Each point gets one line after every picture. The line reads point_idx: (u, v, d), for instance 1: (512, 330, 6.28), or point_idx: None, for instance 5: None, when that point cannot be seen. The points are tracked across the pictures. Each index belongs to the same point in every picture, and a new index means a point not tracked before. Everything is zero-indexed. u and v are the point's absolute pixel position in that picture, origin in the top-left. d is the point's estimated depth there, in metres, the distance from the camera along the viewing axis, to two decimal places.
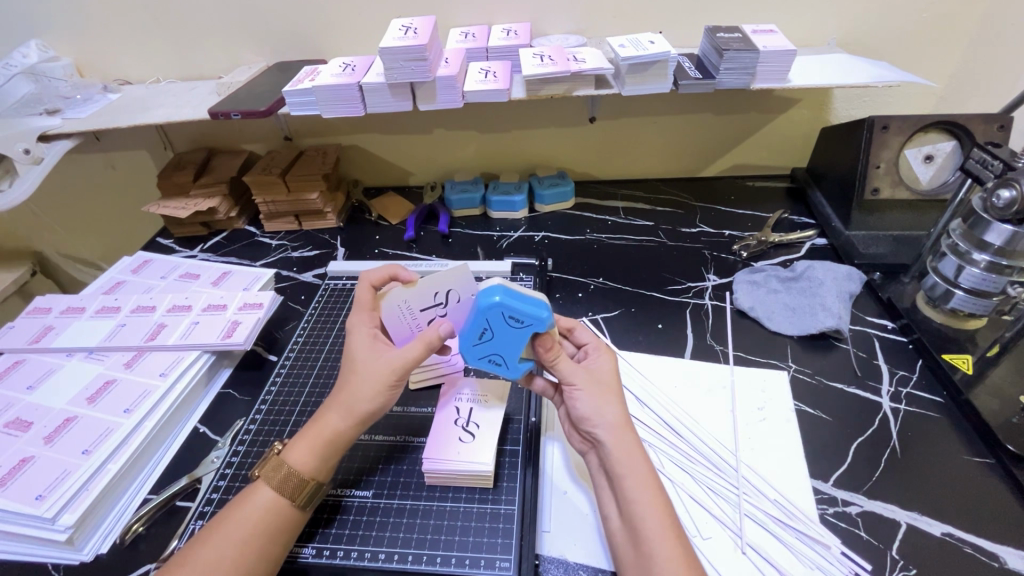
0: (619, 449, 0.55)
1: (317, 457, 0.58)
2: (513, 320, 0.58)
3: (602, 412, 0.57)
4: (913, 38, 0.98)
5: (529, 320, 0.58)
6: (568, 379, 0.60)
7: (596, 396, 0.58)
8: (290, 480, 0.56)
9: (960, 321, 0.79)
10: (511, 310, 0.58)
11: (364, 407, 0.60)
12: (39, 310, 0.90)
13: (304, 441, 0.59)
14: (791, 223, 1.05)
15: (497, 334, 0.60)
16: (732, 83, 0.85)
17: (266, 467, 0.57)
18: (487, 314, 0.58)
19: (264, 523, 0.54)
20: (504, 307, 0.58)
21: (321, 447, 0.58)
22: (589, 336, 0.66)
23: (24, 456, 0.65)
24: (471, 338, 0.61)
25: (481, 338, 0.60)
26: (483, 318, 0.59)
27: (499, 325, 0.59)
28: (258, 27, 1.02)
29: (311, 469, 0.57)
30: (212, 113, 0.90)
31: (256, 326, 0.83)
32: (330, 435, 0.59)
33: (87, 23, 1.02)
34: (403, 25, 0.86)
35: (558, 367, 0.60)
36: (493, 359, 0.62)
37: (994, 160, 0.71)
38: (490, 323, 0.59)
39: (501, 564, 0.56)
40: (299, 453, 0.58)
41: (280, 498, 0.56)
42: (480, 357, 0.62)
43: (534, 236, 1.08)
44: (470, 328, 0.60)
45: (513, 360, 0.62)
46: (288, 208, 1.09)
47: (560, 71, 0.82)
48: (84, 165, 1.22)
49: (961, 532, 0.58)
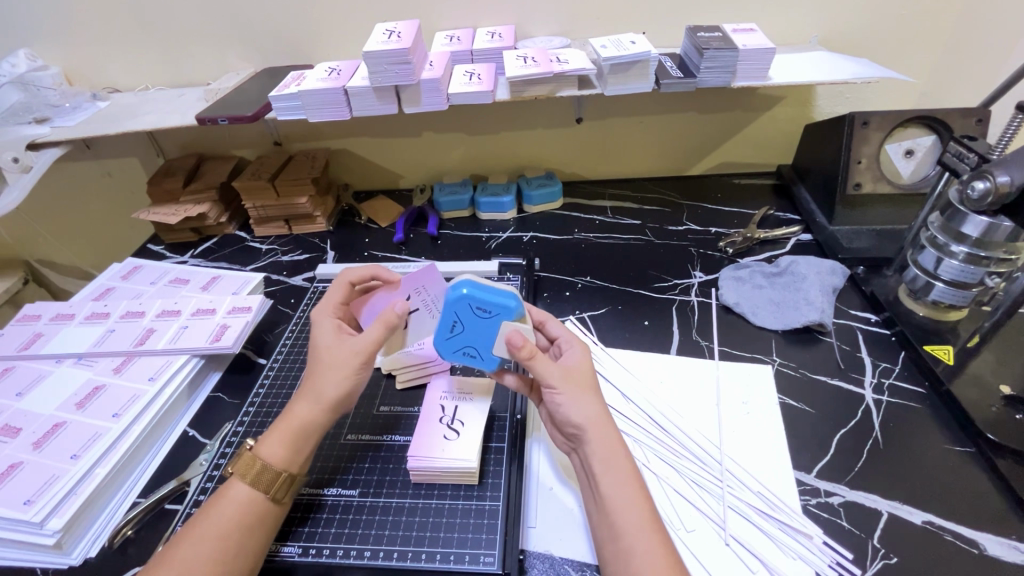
0: (601, 447, 0.56)
1: (287, 448, 0.58)
2: (480, 311, 0.60)
3: (583, 410, 0.57)
4: (893, 35, 0.99)
5: (497, 309, 0.60)
6: (544, 380, 0.58)
7: (577, 393, 0.58)
8: (263, 474, 0.57)
9: (941, 313, 0.80)
10: (478, 301, 0.59)
11: (329, 394, 0.60)
12: (28, 317, 0.90)
13: (273, 434, 0.59)
14: (776, 220, 1.06)
15: (467, 326, 0.61)
16: (713, 81, 0.86)
17: (238, 463, 0.57)
18: (455, 307, 0.60)
19: (239, 518, 0.54)
20: (473, 299, 0.59)
21: (291, 439, 0.59)
22: (560, 330, 0.67)
23: (13, 461, 0.66)
24: (443, 334, 0.62)
25: (453, 331, 0.62)
26: (453, 313, 0.60)
27: (468, 318, 0.61)
28: (245, 33, 1.03)
29: (283, 461, 0.58)
30: (200, 119, 0.90)
31: (244, 329, 0.83)
32: (299, 426, 0.60)
33: (75, 32, 1.03)
34: (388, 29, 0.87)
35: (534, 368, 0.58)
36: (466, 352, 0.63)
37: (970, 153, 0.72)
38: (459, 316, 0.61)
39: (486, 559, 0.56)
40: (269, 446, 0.58)
41: (255, 492, 0.56)
42: (455, 351, 0.63)
43: (522, 236, 1.08)
44: (441, 323, 0.61)
45: (486, 351, 0.63)
46: (277, 212, 1.10)
47: (543, 72, 0.83)
48: (74, 173, 1.22)
49: (941, 520, 0.59)
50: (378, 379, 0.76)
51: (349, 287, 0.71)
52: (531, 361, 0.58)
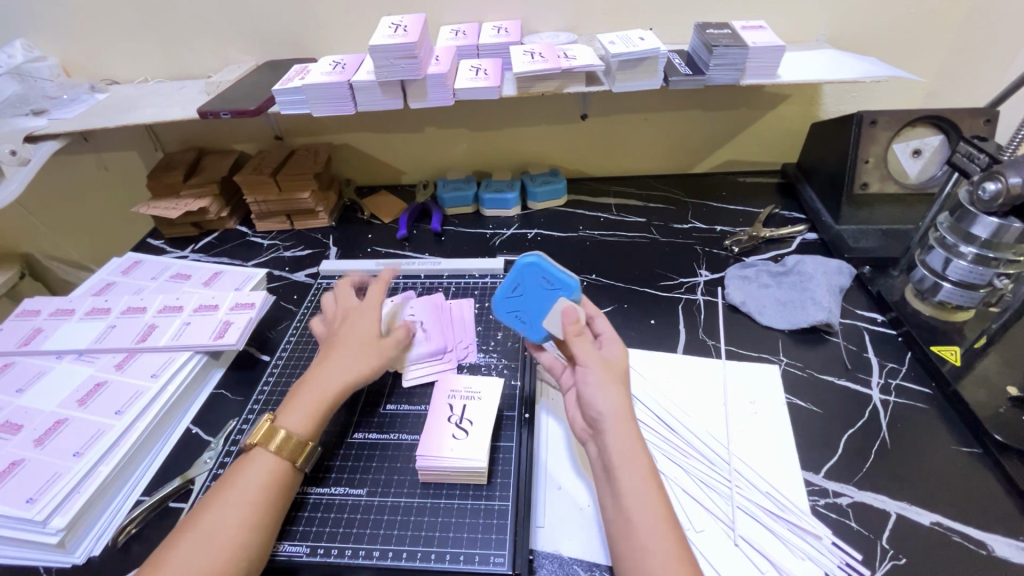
0: (621, 440, 0.55)
1: (311, 419, 0.60)
2: (546, 283, 0.66)
3: (608, 402, 0.57)
4: (901, 33, 0.99)
5: (558, 284, 0.65)
6: (580, 357, 0.60)
7: (605, 382, 0.58)
8: (288, 442, 0.57)
9: (947, 314, 0.80)
10: (546, 272, 0.65)
11: (345, 378, 0.63)
12: (28, 312, 0.89)
13: (296, 407, 0.60)
14: (781, 218, 1.05)
15: (527, 293, 0.67)
16: (721, 79, 0.85)
17: (257, 434, 0.57)
18: (522, 273, 0.66)
19: (254, 499, 0.54)
20: (542, 269, 0.66)
21: (315, 410, 0.61)
22: (605, 327, 0.66)
23: (14, 459, 0.65)
24: (504, 293, 0.68)
25: (512, 294, 0.67)
26: (518, 276, 0.66)
27: (531, 286, 0.66)
28: (247, 26, 1.01)
29: (308, 430, 0.59)
30: (201, 113, 0.89)
31: (247, 326, 0.83)
32: (322, 398, 0.62)
33: (73, 23, 1.01)
34: (393, 23, 0.86)
35: (574, 343, 0.61)
36: (518, 316, 0.68)
37: (980, 153, 0.72)
38: (522, 281, 0.67)
39: (496, 559, 0.56)
40: (294, 417, 0.59)
41: (273, 469, 0.56)
42: (507, 312, 0.68)
43: (526, 233, 1.08)
44: (505, 283, 0.67)
45: (536, 321, 0.67)
46: (279, 208, 1.08)
47: (551, 68, 0.82)
48: (72, 165, 1.21)
49: (949, 521, 0.59)
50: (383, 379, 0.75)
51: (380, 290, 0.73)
52: (575, 338, 0.62)
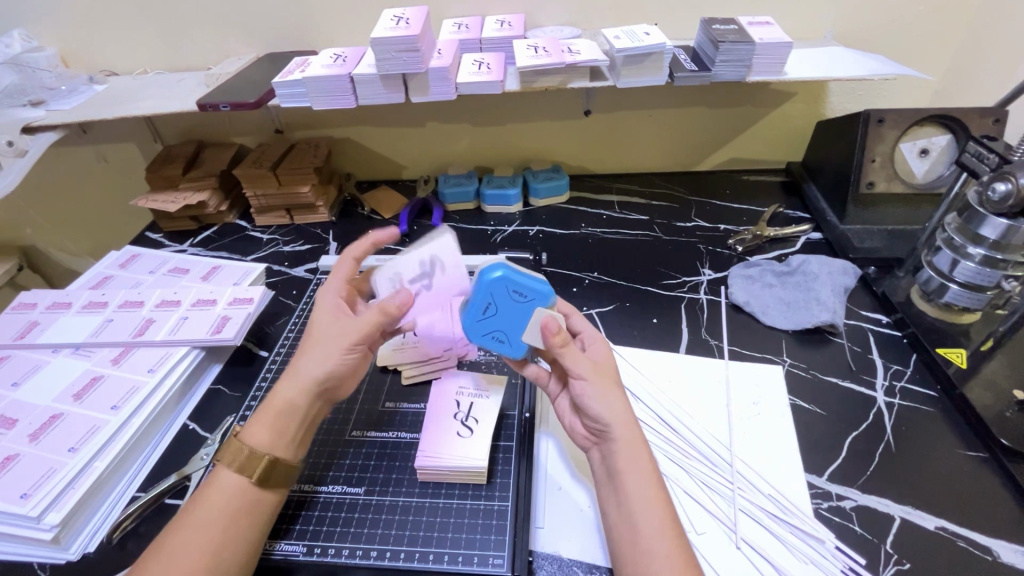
0: (630, 446, 0.55)
1: (269, 430, 0.57)
2: (517, 294, 0.60)
3: (609, 408, 0.56)
4: (909, 31, 0.98)
5: (533, 294, 0.60)
6: (573, 371, 0.57)
7: (603, 389, 0.57)
8: (247, 458, 0.55)
9: (954, 316, 0.79)
10: (516, 285, 0.59)
11: (312, 373, 0.59)
12: (24, 305, 0.88)
13: (258, 418, 0.58)
14: (785, 218, 1.04)
15: (500, 310, 0.60)
16: (728, 76, 0.84)
17: (224, 451, 0.56)
18: (491, 289, 0.59)
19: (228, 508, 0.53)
20: (509, 281, 0.59)
21: (274, 420, 0.57)
22: (584, 325, 0.65)
23: (9, 454, 0.64)
24: (475, 316, 0.60)
25: (484, 315, 0.60)
26: (486, 294, 0.60)
27: (502, 300, 0.60)
28: (247, 18, 1.00)
29: (266, 444, 0.56)
30: (201, 105, 0.88)
31: (246, 321, 0.82)
32: (282, 407, 0.58)
33: (72, 14, 1.00)
34: (396, 15, 0.85)
35: (564, 357, 0.57)
36: (495, 336, 0.62)
37: (990, 153, 0.71)
38: (493, 298, 0.60)
39: (494, 560, 0.55)
40: (252, 430, 0.57)
41: (241, 480, 0.55)
42: (482, 335, 0.62)
43: (528, 230, 1.07)
44: (473, 305, 0.60)
45: (515, 338, 0.61)
46: (278, 202, 1.07)
47: (555, 63, 0.81)
48: (70, 158, 1.20)
49: (955, 526, 0.58)
50: (383, 376, 0.74)
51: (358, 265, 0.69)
52: (562, 350, 0.57)
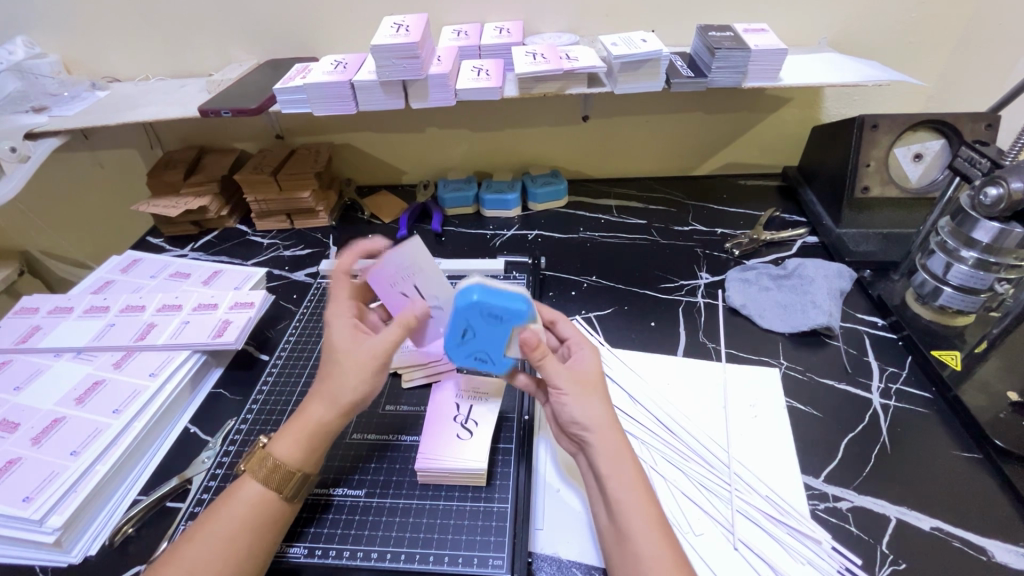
0: (608, 449, 0.55)
1: (300, 448, 0.57)
2: (491, 317, 0.59)
3: (588, 414, 0.57)
4: (902, 37, 0.99)
5: (507, 314, 0.58)
6: (552, 381, 0.58)
7: (581, 395, 0.58)
8: (278, 474, 0.56)
9: (948, 318, 0.80)
10: (488, 308, 0.58)
11: (347, 395, 0.59)
12: (26, 310, 0.89)
13: (290, 432, 0.58)
14: (782, 221, 1.05)
15: (478, 332, 0.60)
16: (723, 81, 0.85)
17: (251, 460, 0.57)
18: (466, 314, 0.58)
19: (252, 517, 0.54)
20: (483, 306, 0.58)
21: (306, 439, 0.58)
22: (570, 330, 0.66)
23: (11, 457, 0.64)
24: (454, 339, 0.61)
25: (463, 338, 0.60)
26: (462, 319, 0.59)
27: (480, 324, 0.59)
28: (248, 24, 1.01)
29: (298, 462, 0.57)
30: (201, 111, 0.89)
31: (247, 325, 0.82)
32: (313, 426, 0.58)
33: (76, 21, 1.01)
34: (396, 23, 0.86)
35: (544, 368, 0.58)
36: (479, 356, 0.62)
37: (981, 157, 0.72)
38: (469, 322, 0.59)
39: (495, 562, 0.56)
40: (282, 445, 0.57)
41: (267, 492, 0.55)
42: (467, 356, 0.62)
43: (527, 234, 1.08)
44: (452, 330, 0.60)
45: (498, 355, 0.62)
46: (279, 207, 1.08)
47: (553, 69, 0.82)
48: (71, 163, 1.21)
49: (949, 527, 0.59)
50: (383, 380, 0.75)
51: (345, 277, 0.69)
52: (542, 362, 0.58)
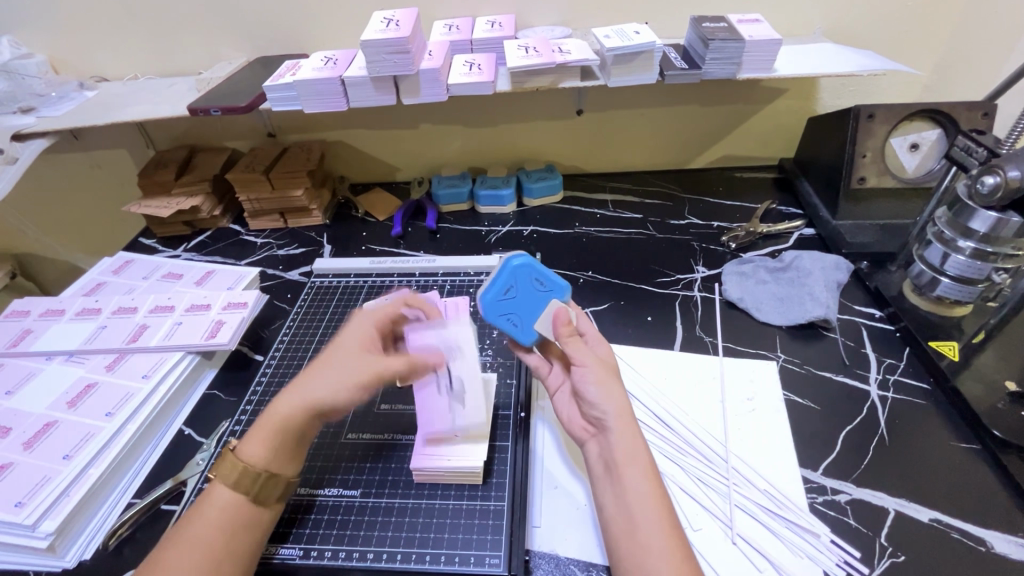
0: (627, 440, 0.55)
1: (267, 448, 0.56)
2: (539, 283, 0.63)
3: (609, 400, 0.57)
4: (898, 26, 0.98)
5: (552, 285, 0.63)
6: (575, 358, 0.59)
7: (604, 381, 0.58)
8: (245, 476, 0.55)
9: (945, 308, 0.79)
10: (540, 273, 0.63)
11: (317, 397, 0.58)
12: (17, 313, 0.88)
13: (256, 434, 0.57)
14: (779, 214, 1.05)
15: (523, 293, 0.63)
16: (718, 73, 0.84)
17: (220, 466, 0.56)
18: (515, 273, 0.62)
19: (225, 520, 0.53)
20: (532, 270, 0.63)
21: (271, 438, 0.57)
22: (588, 326, 0.64)
23: (3, 462, 0.64)
24: (496, 295, 0.62)
25: (506, 295, 0.62)
26: (510, 278, 0.62)
27: (523, 288, 0.63)
28: (237, 21, 1.00)
29: (264, 462, 0.56)
30: (191, 109, 0.88)
31: (240, 326, 0.82)
32: (281, 425, 0.57)
33: (62, 20, 1.00)
34: (386, 17, 0.85)
35: (567, 346, 0.60)
36: (510, 319, 0.63)
37: (978, 147, 0.71)
38: (517, 282, 0.63)
39: (491, 560, 0.55)
40: (250, 445, 0.56)
41: (237, 495, 0.55)
42: (498, 316, 0.63)
43: (522, 230, 1.07)
44: (497, 285, 0.62)
45: (529, 323, 0.63)
46: (272, 206, 1.07)
47: (545, 63, 0.81)
48: (62, 164, 1.19)
49: (949, 518, 0.59)
50: None
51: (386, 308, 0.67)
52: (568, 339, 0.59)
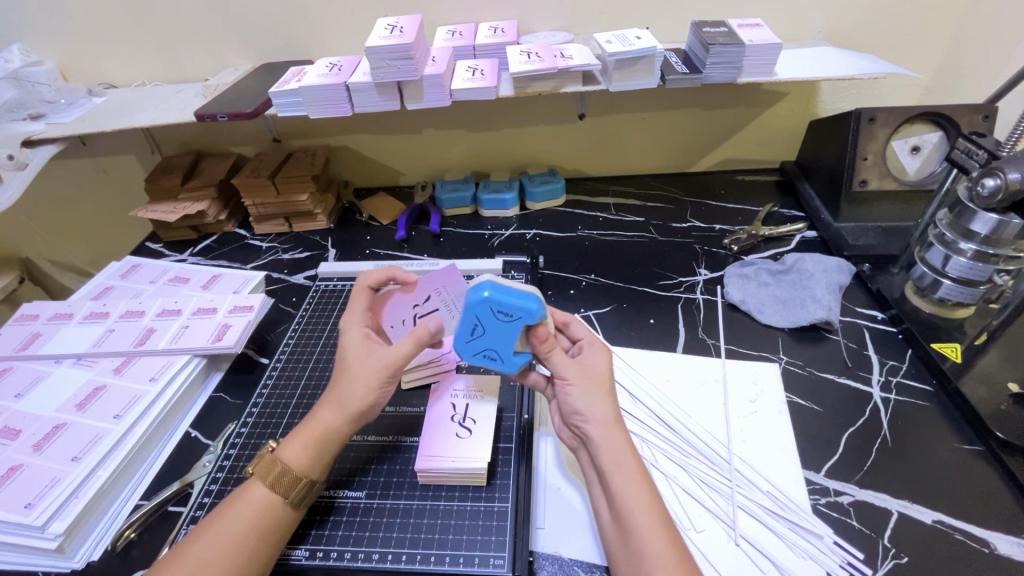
0: (610, 446, 0.55)
1: (311, 455, 0.58)
2: (502, 314, 0.58)
3: (594, 409, 0.57)
4: (898, 29, 0.98)
5: (518, 313, 0.57)
6: (561, 374, 0.59)
7: (588, 390, 0.58)
8: (286, 478, 0.56)
9: (948, 311, 0.79)
10: (499, 305, 0.57)
11: (354, 402, 0.60)
12: (26, 317, 0.89)
13: (297, 438, 0.59)
14: (781, 216, 1.05)
15: (489, 330, 0.59)
16: (719, 77, 0.85)
17: (258, 465, 0.57)
18: (476, 311, 0.58)
19: (255, 521, 0.54)
20: (493, 302, 0.58)
21: (316, 445, 0.59)
22: (583, 331, 0.66)
23: (13, 464, 0.65)
24: (464, 336, 0.60)
25: (473, 332, 0.60)
26: (472, 315, 0.59)
27: (488, 321, 0.59)
28: (243, 28, 1.01)
29: (307, 468, 0.57)
30: (198, 115, 0.89)
31: (246, 329, 0.83)
32: (322, 433, 0.59)
33: (72, 29, 1.01)
34: (390, 23, 0.86)
35: (551, 360, 0.60)
36: (487, 354, 0.61)
37: (979, 149, 0.72)
38: (480, 318, 0.59)
39: (495, 561, 0.56)
40: (294, 451, 0.58)
41: (276, 497, 0.56)
42: (475, 353, 0.62)
43: (525, 233, 1.08)
44: (462, 326, 0.60)
45: (508, 354, 0.61)
46: (277, 210, 1.08)
47: (547, 68, 0.82)
48: (69, 169, 1.21)
49: (952, 519, 0.59)
50: None
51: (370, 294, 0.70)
52: (549, 354, 0.60)
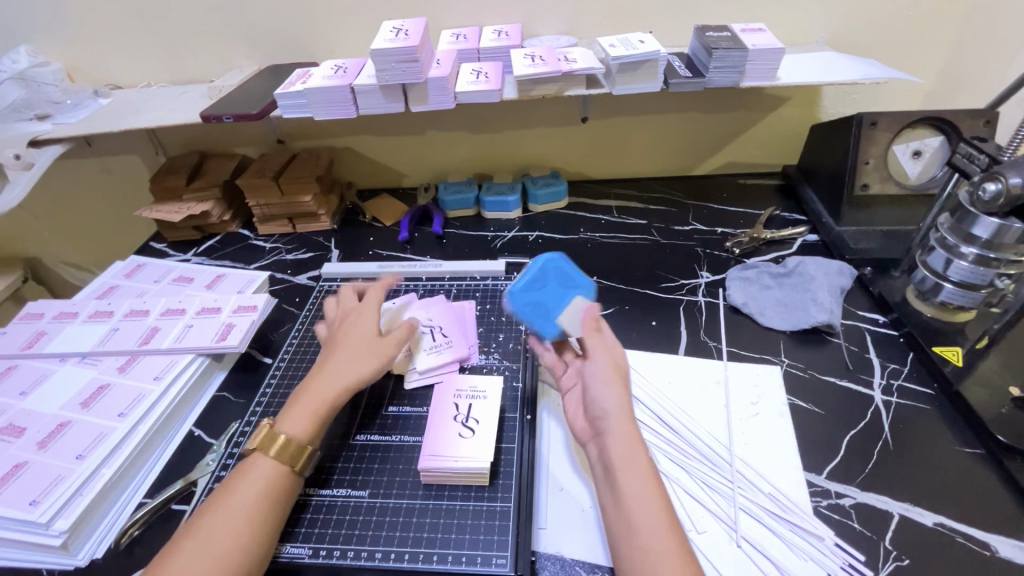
0: (623, 437, 0.56)
1: (307, 420, 0.59)
2: (565, 281, 0.68)
3: (610, 400, 0.59)
4: (900, 34, 0.99)
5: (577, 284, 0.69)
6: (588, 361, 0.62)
7: (607, 381, 0.60)
8: (286, 445, 0.57)
9: (949, 314, 0.80)
10: (566, 270, 0.69)
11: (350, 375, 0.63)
12: (31, 315, 0.90)
13: (297, 409, 0.60)
14: (782, 220, 1.06)
15: (548, 287, 0.67)
16: (721, 81, 0.85)
17: (258, 437, 0.57)
18: (548, 265, 0.68)
19: (258, 498, 0.54)
20: (563, 267, 0.69)
21: (315, 413, 0.60)
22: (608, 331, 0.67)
23: (18, 461, 0.65)
24: (524, 283, 0.67)
25: (534, 286, 0.67)
26: (540, 266, 0.68)
27: (552, 280, 0.68)
28: (249, 30, 1.02)
29: (304, 433, 0.58)
30: (204, 116, 0.89)
31: (250, 329, 0.83)
32: (321, 403, 0.61)
33: (81, 30, 1.02)
34: (395, 26, 0.86)
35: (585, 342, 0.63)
36: (535, 309, 0.66)
37: (980, 154, 0.72)
38: (546, 274, 0.68)
39: (497, 560, 0.56)
40: (293, 419, 0.59)
41: (276, 466, 0.56)
42: (525, 303, 0.67)
43: (527, 235, 1.08)
44: (527, 274, 0.68)
45: (554, 316, 0.66)
46: (282, 211, 1.09)
47: (551, 71, 0.83)
48: (74, 169, 1.21)
49: (952, 522, 0.59)
50: (385, 379, 0.75)
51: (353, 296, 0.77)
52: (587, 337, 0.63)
